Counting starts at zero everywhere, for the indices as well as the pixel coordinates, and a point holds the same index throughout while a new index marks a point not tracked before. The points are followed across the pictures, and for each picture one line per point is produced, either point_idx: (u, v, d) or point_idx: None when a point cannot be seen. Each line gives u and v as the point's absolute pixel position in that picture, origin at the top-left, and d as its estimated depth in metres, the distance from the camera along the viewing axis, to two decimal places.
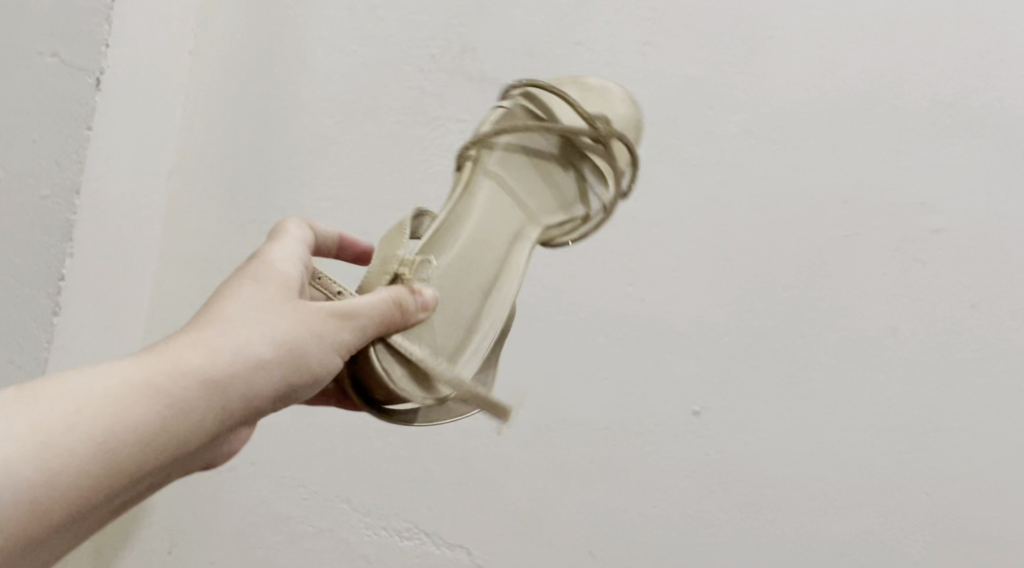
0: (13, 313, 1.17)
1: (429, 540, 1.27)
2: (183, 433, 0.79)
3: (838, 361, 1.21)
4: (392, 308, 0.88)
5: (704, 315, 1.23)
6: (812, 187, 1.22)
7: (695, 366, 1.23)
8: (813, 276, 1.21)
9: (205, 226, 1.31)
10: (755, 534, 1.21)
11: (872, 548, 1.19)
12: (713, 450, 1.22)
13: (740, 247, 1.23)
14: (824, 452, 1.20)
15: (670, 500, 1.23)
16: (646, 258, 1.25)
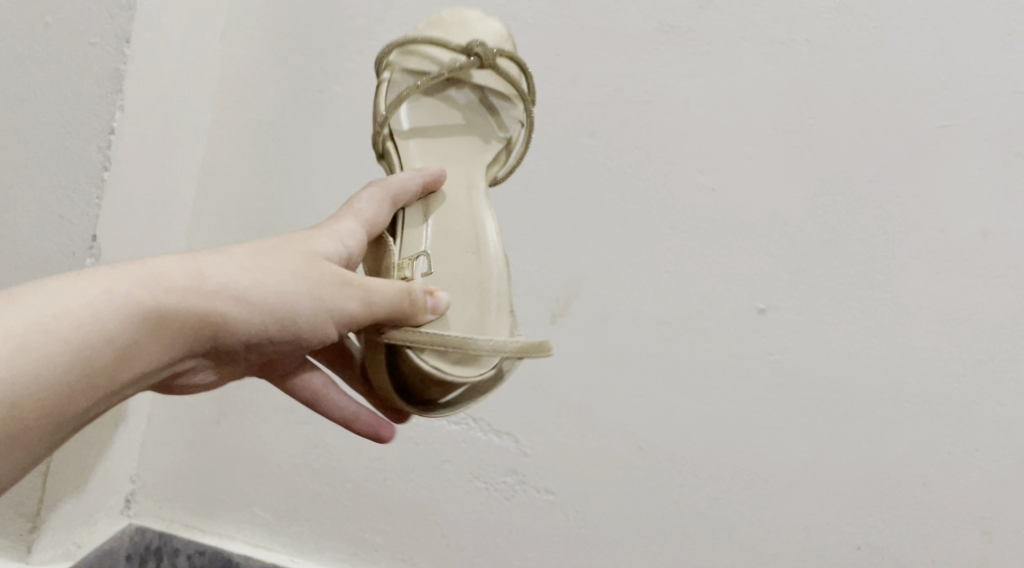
0: (65, 167, 1.15)
1: (478, 426, 1.24)
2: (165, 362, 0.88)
3: (920, 263, 1.14)
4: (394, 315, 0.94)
5: (781, 207, 1.16)
6: (909, 75, 1.14)
7: (765, 263, 1.17)
8: (899, 173, 1.14)
9: (259, 90, 1.26)
10: (815, 437, 1.17)
11: (938, 457, 1.15)
12: (778, 350, 1.17)
13: (827, 135, 1.15)
14: (897, 356, 1.15)
15: (731, 399, 1.18)
16: (724, 144, 1.17)
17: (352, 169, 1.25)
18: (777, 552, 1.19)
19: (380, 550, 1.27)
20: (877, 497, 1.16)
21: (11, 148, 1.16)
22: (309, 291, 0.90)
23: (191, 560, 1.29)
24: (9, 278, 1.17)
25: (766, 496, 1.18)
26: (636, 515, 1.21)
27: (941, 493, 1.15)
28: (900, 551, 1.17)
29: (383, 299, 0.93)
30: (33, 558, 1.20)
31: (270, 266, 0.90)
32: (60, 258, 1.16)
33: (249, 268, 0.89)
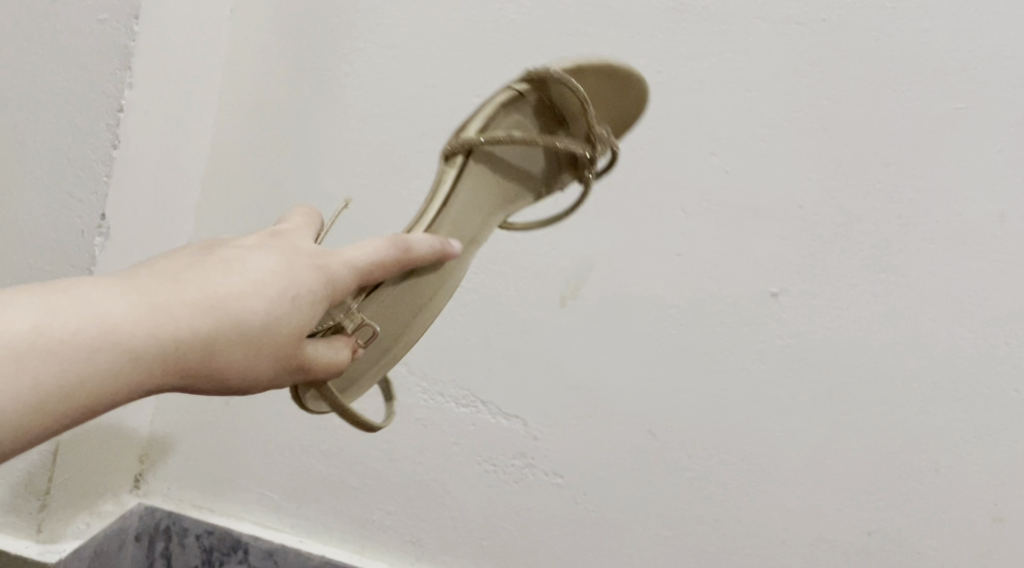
0: (74, 143, 1.14)
1: (485, 409, 1.23)
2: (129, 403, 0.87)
3: (935, 247, 1.13)
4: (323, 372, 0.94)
5: (794, 189, 1.15)
6: (928, 56, 1.12)
7: (777, 246, 1.16)
8: (915, 156, 1.13)
9: (269, 69, 1.25)
10: (826, 422, 1.16)
11: (951, 443, 1.14)
12: (790, 334, 1.16)
13: (842, 117, 1.14)
14: (911, 341, 1.14)
15: (741, 383, 1.17)
16: (738, 126, 1.16)
17: (362, 149, 1.24)
18: (786, 537, 1.18)
19: (389, 530, 1.27)
20: (887, 483, 1.16)
21: (21, 125, 1.15)
22: (280, 374, 0.90)
23: (200, 540, 1.30)
24: (18, 256, 1.17)
25: (776, 480, 1.18)
26: (645, 499, 1.21)
27: (952, 480, 1.15)
28: (910, 537, 1.16)
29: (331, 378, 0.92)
30: (41, 537, 1.20)
31: (261, 349, 0.87)
32: (68, 236, 1.15)
33: (237, 340, 0.86)
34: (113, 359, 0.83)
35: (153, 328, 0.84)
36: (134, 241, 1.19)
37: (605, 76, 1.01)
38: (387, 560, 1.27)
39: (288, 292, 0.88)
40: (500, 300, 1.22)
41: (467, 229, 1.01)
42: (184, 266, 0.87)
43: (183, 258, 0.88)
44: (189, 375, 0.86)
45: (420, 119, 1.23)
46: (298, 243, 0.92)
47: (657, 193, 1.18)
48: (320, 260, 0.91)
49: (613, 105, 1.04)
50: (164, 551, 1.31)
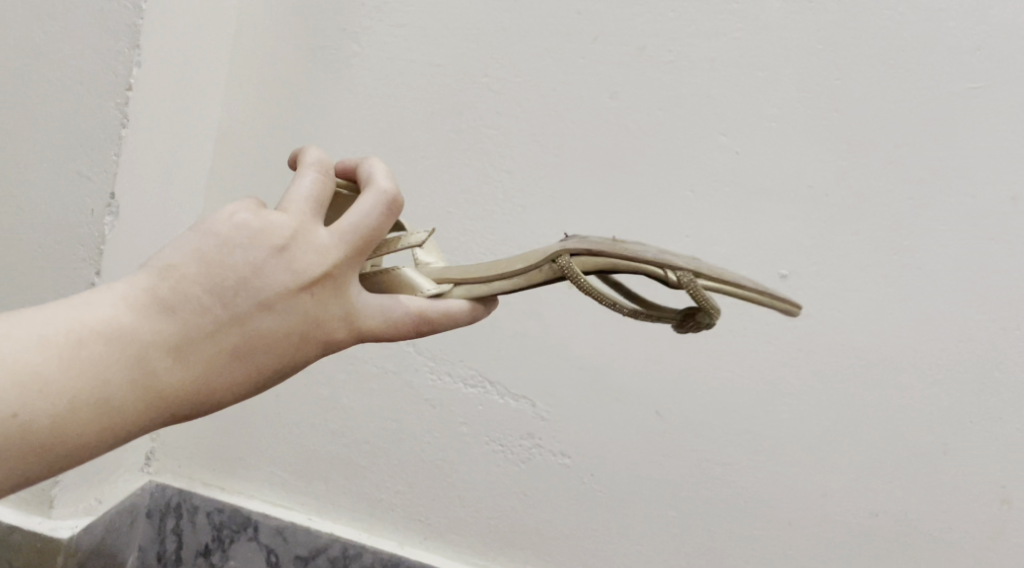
0: (82, 122, 1.14)
1: (493, 389, 1.23)
2: None
3: (946, 228, 1.12)
4: None
5: (805, 169, 1.15)
6: (941, 35, 1.12)
7: (787, 227, 1.15)
8: (927, 137, 1.12)
9: (278, 48, 1.25)
10: (834, 403, 1.16)
11: (960, 425, 1.14)
12: (799, 316, 1.16)
13: (855, 96, 1.13)
14: (920, 323, 1.13)
15: (749, 364, 1.17)
16: (749, 106, 1.15)
17: (371, 128, 1.24)
18: (795, 518, 1.19)
19: (397, 509, 1.28)
20: (896, 465, 1.16)
21: (30, 103, 1.15)
22: None
23: (211, 517, 1.30)
24: (28, 235, 1.17)
25: (783, 460, 1.18)
26: (652, 479, 1.21)
27: (961, 462, 1.14)
28: (918, 518, 1.16)
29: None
30: (55, 513, 1.20)
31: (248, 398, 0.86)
32: (78, 214, 1.15)
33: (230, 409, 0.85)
34: (105, 444, 0.80)
35: (146, 412, 0.81)
36: (143, 220, 1.19)
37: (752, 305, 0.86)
38: (395, 538, 1.28)
39: (289, 370, 0.85)
40: None
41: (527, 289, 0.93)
42: (194, 331, 0.81)
43: (195, 316, 0.81)
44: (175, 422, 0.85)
45: (429, 98, 1.22)
46: (325, 304, 0.84)
47: (669, 172, 1.17)
48: (334, 334, 0.85)
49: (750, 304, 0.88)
50: (175, 528, 1.32)
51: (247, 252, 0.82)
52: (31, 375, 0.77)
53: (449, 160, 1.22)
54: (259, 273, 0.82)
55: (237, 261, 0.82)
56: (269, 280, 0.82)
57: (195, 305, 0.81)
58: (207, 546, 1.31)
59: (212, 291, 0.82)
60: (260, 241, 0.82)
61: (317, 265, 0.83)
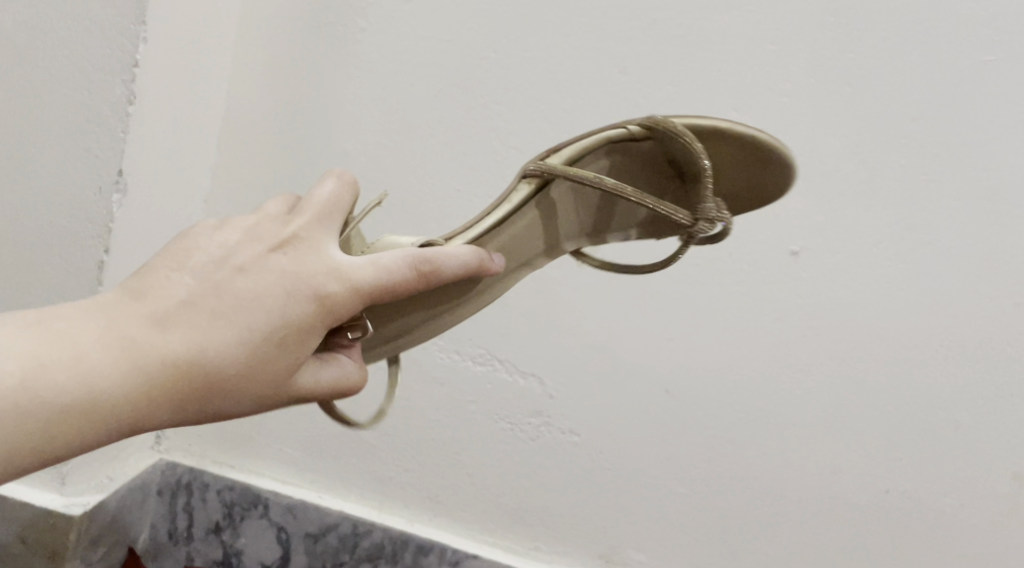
0: (88, 98, 1.14)
1: (502, 367, 1.23)
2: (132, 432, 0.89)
3: (959, 203, 1.11)
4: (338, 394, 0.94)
5: (816, 145, 1.14)
6: (955, 7, 1.10)
7: (797, 203, 1.14)
8: (940, 112, 1.11)
9: (285, 23, 1.24)
10: (845, 380, 1.15)
11: (972, 401, 1.13)
12: (810, 293, 1.15)
13: (867, 71, 1.12)
14: (932, 299, 1.13)
15: (759, 341, 1.17)
16: (759, 80, 1.14)
17: (378, 105, 1.23)
18: (804, 496, 1.18)
19: (406, 487, 1.28)
20: (907, 441, 1.15)
21: (35, 80, 1.14)
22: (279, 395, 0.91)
23: (221, 495, 1.30)
24: (36, 213, 1.17)
25: (793, 438, 1.18)
26: (662, 457, 1.21)
27: (973, 439, 1.14)
28: (929, 496, 1.16)
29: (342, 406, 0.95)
30: (67, 489, 1.20)
31: (257, 373, 0.89)
32: (86, 192, 1.15)
33: (230, 380, 0.89)
34: (95, 396, 0.85)
35: (141, 377, 0.87)
36: (150, 197, 1.19)
37: (740, 148, 0.93)
38: (404, 516, 1.28)
39: (281, 329, 0.90)
40: None
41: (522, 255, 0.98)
42: (174, 298, 0.89)
43: (174, 289, 0.89)
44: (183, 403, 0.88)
45: (436, 73, 1.21)
46: (301, 261, 0.91)
47: None
48: (322, 285, 0.90)
49: (749, 183, 0.95)
50: (185, 505, 1.31)
51: (216, 235, 0.92)
52: (28, 351, 0.85)
53: (458, 137, 1.21)
54: (229, 247, 0.91)
55: (209, 242, 0.91)
56: (240, 248, 0.91)
57: (174, 280, 0.90)
58: (218, 523, 1.31)
59: (199, 269, 0.90)
60: (231, 225, 0.92)
61: (284, 230, 0.92)
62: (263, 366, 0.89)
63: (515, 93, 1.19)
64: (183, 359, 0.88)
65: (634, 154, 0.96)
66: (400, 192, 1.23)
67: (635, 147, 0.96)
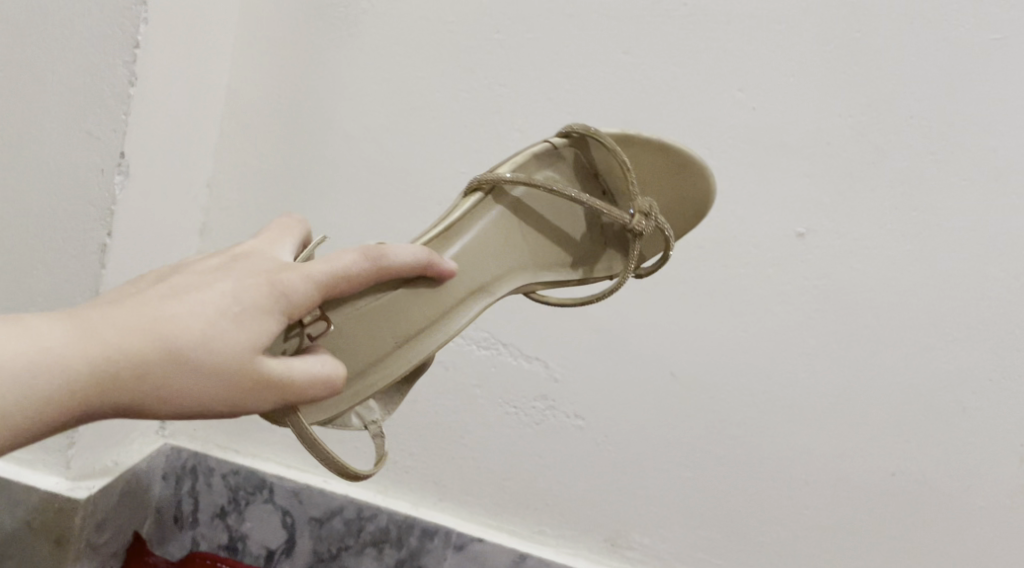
0: (90, 80, 1.13)
1: (506, 352, 1.22)
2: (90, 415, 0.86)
3: (967, 184, 1.10)
4: (312, 388, 0.91)
5: (823, 126, 1.13)
6: None
7: (804, 186, 1.14)
8: (949, 91, 1.10)
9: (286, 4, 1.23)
10: (852, 363, 1.15)
11: (980, 384, 1.13)
12: (817, 276, 1.14)
13: (875, 51, 1.11)
14: (939, 281, 1.12)
15: (767, 324, 1.16)
16: (766, 61, 1.13)
17: (381, 86, 1.22)
18: (811, 479, 1.18)
19: (410, 471, 1.27)
20: (914, 424, 1.15)
21: (36, 63, 1.13)
22: (241, 375, 0.87)
23: (226, 479, 1.30)
24: (38, 196, 1.16)
25: (799, 422, 1.17)
26: (667, 441, 1.20)
27: (980, 421, 1.13)
28: (936, 480, 1.15)
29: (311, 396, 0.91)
30: (71, 473, 1.20)
31: (213, 345, 0.87)
32: (88, 175, 1.15)
33: (188, 357, 0.86)
34: (46, 355, 0.84)
35: (96, 350, 0.85)
36: (153, 180, 1.18)
37: (662, 157, 1.03)
38: (409, 500, 1.28)
39: (239, 306, 0.88)
40: None
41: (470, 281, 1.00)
42: (133, 291, 0.90)
43: (134, 288, 0.90)
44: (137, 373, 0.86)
45: (440, 55, 1.20)
46: (258, 260, 0.92)
47: (685, 130, 1.15)
48: (278, 272, 0.90)
49: (673, 200, 1.05)
50: (191, 490, 1.31)
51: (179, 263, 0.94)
52: None
53: (461, 118, 1.20)
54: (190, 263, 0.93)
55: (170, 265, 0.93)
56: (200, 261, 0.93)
57: (135, 284, 0.91)
58: (223, 508, 1.31)
59: (159, 277, 0.91)
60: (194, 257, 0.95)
61: (243, 246, 0.94)
62: (223, 344, 0.87)
63: (519, 75, 1.18)
64: (137, 329, 0.86)
65: (568, 168, 1.03)
66: (404, 176, 1.22)
67: (569, 162, 1.03)
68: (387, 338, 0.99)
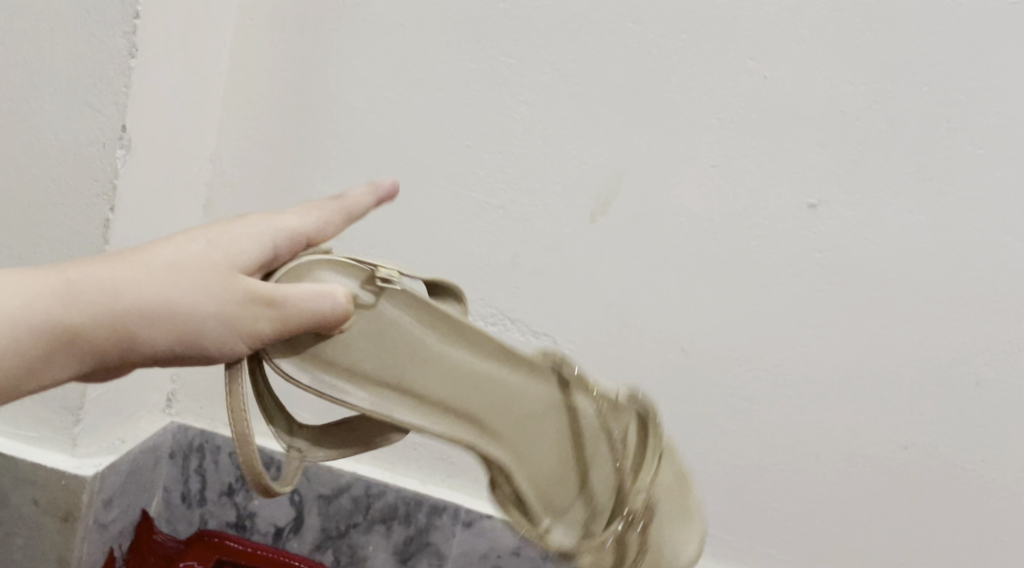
0: (89, 52, 1.11)
1: (514, 327, 1.21)
2: (87, 339, 0.87)
3: (983, 152, 1.08)
4: (305, 308, 0.91)
5: (836, 95, 1.10)
6: None
7: (816, 156, 1.12)
8: (965, 57, 1.08)
9: None
10: (865, 336, 1.13)
11: (995, 355, 1.11)
12: (829, 247, 1.12)
13: (888, 16, 1.09)
14: (954, 252, 1.10)
15: (779, 296, 1.14)
16: (778, 28, 1.11)
17: (385, 57, 1.20)
18: (823, 454, 1.16)
19: (418, 448, 1.26)
20: (928, 397, 1.13)
21: (36, 35, 1.12)
22: (226, 293, 0.89)
23: (233, 457, 1.29)
24: (38, 172, 1.15)
25: (811, 396, 1.15)
26: (677, 416, 1.19)
27: (995, 393, 1.12)
28: (950, 454, 1.14)
29: (302, 314, 0.91)
30: (78, 451, 1.19)
31: (194, 265, 0.89)
32: (89, 150, 1.13)
33: (169, 282, 0.88)
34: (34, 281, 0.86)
35: (78, 283, 0.87)
36: (156, 153, 1.17)
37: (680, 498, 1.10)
38: (417, 477, 1.26)
39: (208, 235, 0.91)
40: (529, 214, 1.19)
41: (481, 403, 1.03)
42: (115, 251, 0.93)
43: None
44: (124, 295, 0.87)
45: (445, 24, 1.18)
46: None
47: (694, 100, 1.13)
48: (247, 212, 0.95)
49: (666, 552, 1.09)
50: (198, 468, 1.30)
51: None
52: None
53: (467, 90, 1.18)
54: None
55: None
56: None
57: None
58: (231, 485, 1.30)
59: None
60: None
61: None
62: (199, 266, 0.89)
63: (526, 44, 1.16)
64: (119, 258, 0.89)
65: (605, 450, 1.09)
66: (409, 149, 1.21)
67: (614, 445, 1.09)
68: (384, 375, 0.99)
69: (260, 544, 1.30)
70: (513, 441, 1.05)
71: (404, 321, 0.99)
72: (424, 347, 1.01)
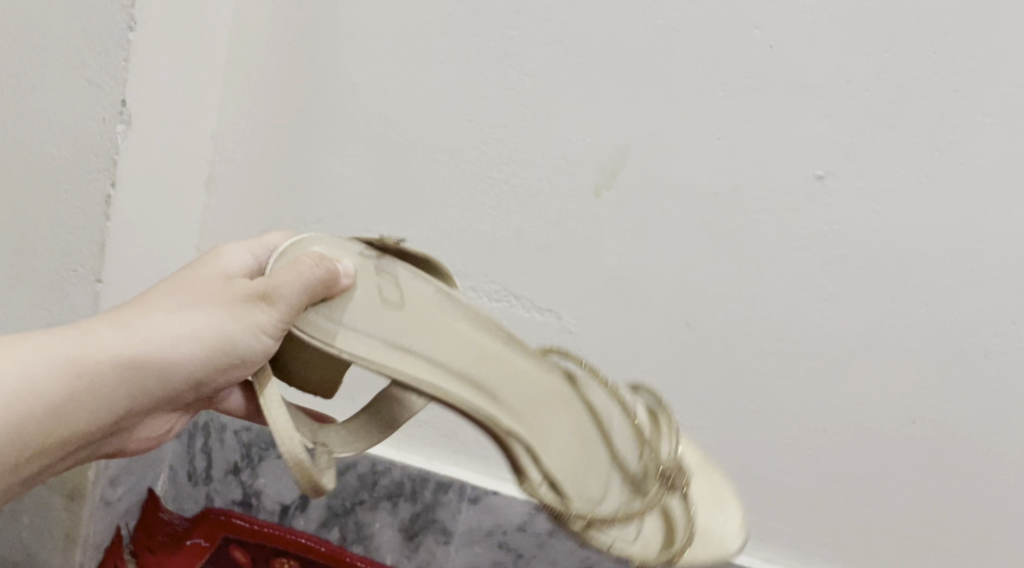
0: (88, 26, 1.10)
1: (519, 303, 1.20)
2: (118, 369, 0.91)
3: (993, 121, 1.07)
4: (294, 278, 0.97)
5: (843, 65, 1.09)
6: None
7: (823, 127, 1.10)
8: (976, 25, 1.06)
9: None
10: (873, 309, 1.12)
11: (1006, 326, 1.10)
12: (837, 219, 1.11)
13: None
14: (964, 223, 1.09)
15: (785, 270, 1.13)
16: None
17: (387, 30, 1.19)
18: (830, 428, 1.15)
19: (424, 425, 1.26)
20: (936, 371, 1.12)
21: (36, 11, 1.12)
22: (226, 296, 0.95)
23: (239, 435, 1.28)
24: (39, 149, 1.14)
25: (818, 369, 1.14)
26: (684, 392, 1.18)
27: (1005, 365, 1.10)
28: (959, 427, 1.13)
29: (295, 290, 0.96)
30: None
31: (190, 285, 0.96)
32: (89, 125, 1.12)
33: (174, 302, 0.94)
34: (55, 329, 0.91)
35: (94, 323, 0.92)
36: (158, 129, 1.16)
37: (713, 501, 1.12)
38: (422, 455, 1.26)
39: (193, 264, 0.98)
40: (533, 189, 1.18)
41: (494, 375, 1.06)
42: None
43: None
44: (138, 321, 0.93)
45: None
46: None
47: (700, 71, 1.12)
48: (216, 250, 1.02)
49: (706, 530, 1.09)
50: (204, 446, 1.30)
51: None
52: None
53: (470, 63, 1.17)
54: None
55: None
56: None
57: None
58: (237, 464, 1.29)
59: None
60: None
61: None
62: (194, 284, 0.96)
63: (529, 16, 1.15)
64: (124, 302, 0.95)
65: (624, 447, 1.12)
66: (412, 123, 1.19)
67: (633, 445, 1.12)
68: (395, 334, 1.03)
69: (267, 523, 1.30)
70: (529, 415, 1.07)
71: (417, 284, 1.04)
72: (432, 312, 1.05)
